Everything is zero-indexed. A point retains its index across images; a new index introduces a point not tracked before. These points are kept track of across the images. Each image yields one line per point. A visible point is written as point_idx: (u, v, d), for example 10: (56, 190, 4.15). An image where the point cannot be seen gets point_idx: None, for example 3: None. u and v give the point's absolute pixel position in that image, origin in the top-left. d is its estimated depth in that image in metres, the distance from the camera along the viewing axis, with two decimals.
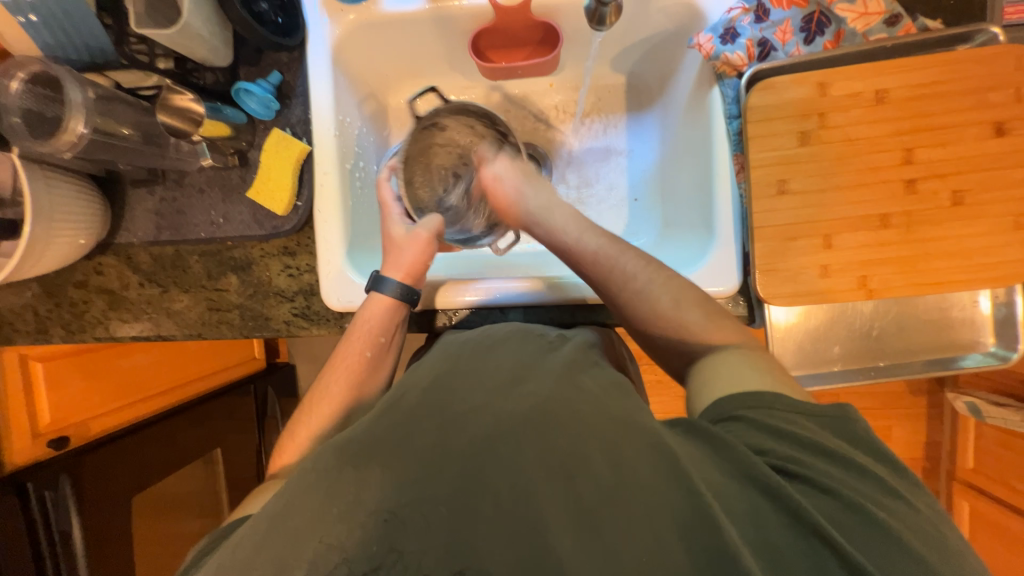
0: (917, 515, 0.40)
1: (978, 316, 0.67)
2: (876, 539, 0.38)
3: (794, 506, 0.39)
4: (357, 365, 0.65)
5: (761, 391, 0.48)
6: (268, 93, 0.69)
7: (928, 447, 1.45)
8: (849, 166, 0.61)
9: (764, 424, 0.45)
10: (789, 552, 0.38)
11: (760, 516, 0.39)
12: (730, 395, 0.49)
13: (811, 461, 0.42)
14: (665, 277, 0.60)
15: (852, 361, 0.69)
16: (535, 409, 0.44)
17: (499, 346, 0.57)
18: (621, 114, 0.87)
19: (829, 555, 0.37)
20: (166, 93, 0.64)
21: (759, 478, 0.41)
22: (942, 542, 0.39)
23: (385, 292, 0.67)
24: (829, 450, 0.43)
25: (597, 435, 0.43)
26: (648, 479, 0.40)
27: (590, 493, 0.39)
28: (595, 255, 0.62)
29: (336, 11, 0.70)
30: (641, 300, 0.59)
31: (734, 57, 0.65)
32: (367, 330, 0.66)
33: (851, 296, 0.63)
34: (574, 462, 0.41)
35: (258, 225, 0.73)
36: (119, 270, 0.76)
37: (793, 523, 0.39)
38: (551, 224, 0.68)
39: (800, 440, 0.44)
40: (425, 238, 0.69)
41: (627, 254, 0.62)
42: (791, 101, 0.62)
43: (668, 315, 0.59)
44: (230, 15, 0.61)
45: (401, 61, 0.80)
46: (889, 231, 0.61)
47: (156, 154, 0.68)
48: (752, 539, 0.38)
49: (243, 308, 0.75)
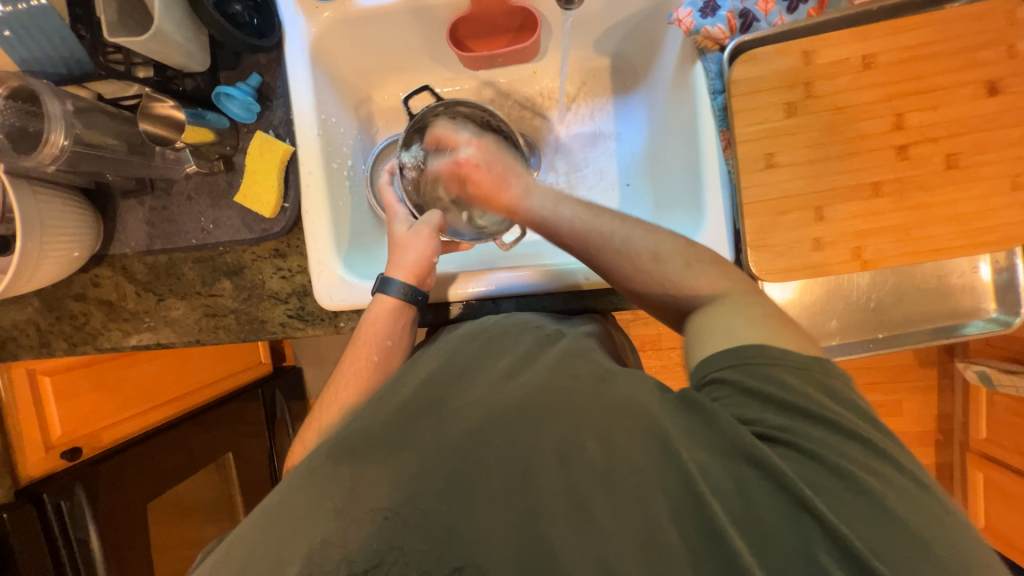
0: (908, 481, 0.39)
1: (978, 282, 0.66)
2: (864, 507, 0.37)
3: (780, 478, 0.37)
4: (363, 370, 0.61)
5: (745, 344, 0.45)
6: (248, 95, 0.69)
7: (940, 420, 1.44)
8: (838, 136, 0.60)
9: (745, 384, 0.43)
10: (776, 528, 0.36)
11: (747, 494, 0.38)
12: (715, 352, 0.46)
13: (808, 431, 0.40)
14: (645, 231, 0.55)
15: (851, 334, 0.68)
16: (528, 401, 0.44)
17: (497, 341, 0.55)
18: (607, 97, 0.86)
19: (815, 529, 0.36)
20: (146, 100, 0.64)
21: (746, 450, 0.39)
22: (933, 510, 0.37)
23: (392, 293, 0.66)
24: (815, 413, 0.41)
25: (591, 419, 0.42)
26: (642, 463, 0.39)
27: (585, 480, 0.39)
28: (570, 222, 0.58)
29: (311, 8, 0.70)
30: (624, 257, 0.54)
31: (715, 31, 0.63)
32: (372, 334, 0.63)
33: (847, 268, 0.62)
34: (567, 450, 0.40)
35: (247, 229, 0.73)
36: (116, 281, 0.77)
37: (783, 496, 0.37)
38: (528, 198, 0.64)
39: (782, 403, 0.42)
40: (429, 234, 0.69)
41: (606, 217, 0.57)
42: (775, 73, 0.60)
43: (652, 270, 0.53)
44: (202, 16, 0.60)
45: (380, 57, 0.79)
46: (882, 199, 0.60)
47: (141, 163, 0.68)
48: (738, 518, 0.37)
49: (238, 312, 0.76)
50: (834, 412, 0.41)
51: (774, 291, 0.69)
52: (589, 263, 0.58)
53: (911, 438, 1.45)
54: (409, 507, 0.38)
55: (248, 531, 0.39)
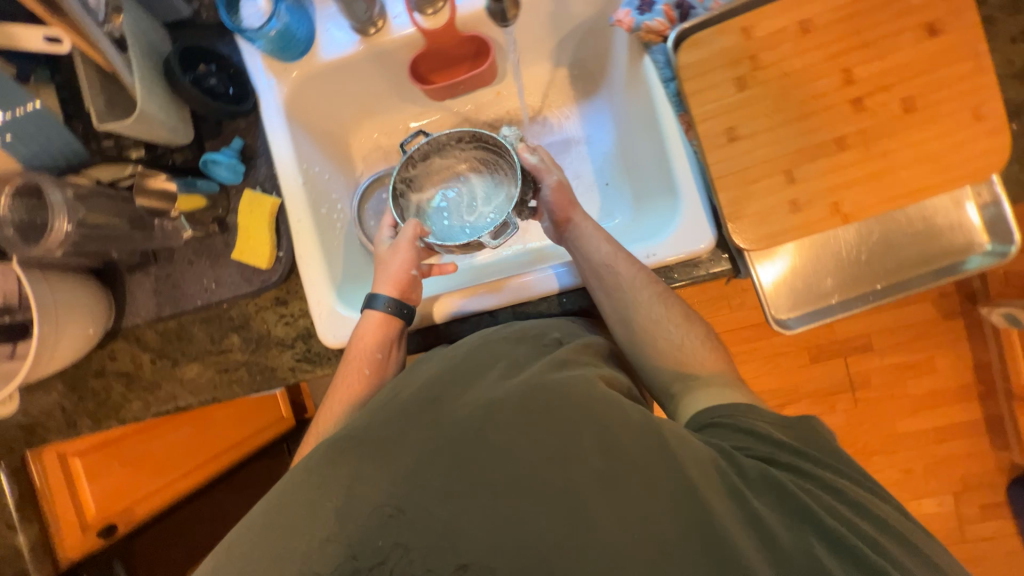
0: (889, 507, 0.44)
1: (966, 218, 0.66)
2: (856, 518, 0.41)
3: (781, 491, 0.41)
4: (355, 384, 0.64)
5: (739, 402, 0.53)
6: (233, 158, 0.73)
7: (978, 371, 1.39)
8: (792, 99, 0.62)
9: (741, 424, 0.49)
10: (783, 535, 0.39)
11: (754, 505, 0.40)
12: (719, 404, 0.52)
13: (799, 461, 0.45)
14: (632, 263, 0.65)
15: (849, 290, 0.68)
16: (527, 397, 0.45)
17: (491, 342, 0.56)
18: (571, 104, 0.89)
19: (813, 534, 0.39)
20: (141, 178, 0.69)
21: (750, 471, 0.43)
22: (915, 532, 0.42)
23: (378, 308, 0.67)
24: (804, 451, 0.47)
25: (585, 418, 0.43)
26: (640, 461, 0.41)
27: (582, 480, 0.40)
28: (590, 253, 0.67)
29: (280, 70, 0.73)
30: (617, 294, 0.64)
31: (654, 24, 0.66)
32: (362, 350, 0.65)
33: (828, 224, 0.62)
34: (563, 453, 0.41)
35: (248, 282, 0.76)
36: (131, 353, 0.81)
37: (784, 509, 0.41)
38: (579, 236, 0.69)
39: (768, 437, 0.48)
40: (406, 247, 0.70)
41: (609, 248, 0.66)
42: (719, 52, 0.63)
43: (639, 308, 0.63)
44: (183, 94, 0.66)
45: (352, 105, 0.84)
46: (848, 152, 0.61)
47: (144, 237, 0.72)
48: (746, 520, 0.39)
49: (249, 364, 0.78)
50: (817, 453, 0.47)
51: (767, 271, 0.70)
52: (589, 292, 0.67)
53: (950, 395, 1.40)
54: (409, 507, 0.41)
55: (248, 532, 0.42)
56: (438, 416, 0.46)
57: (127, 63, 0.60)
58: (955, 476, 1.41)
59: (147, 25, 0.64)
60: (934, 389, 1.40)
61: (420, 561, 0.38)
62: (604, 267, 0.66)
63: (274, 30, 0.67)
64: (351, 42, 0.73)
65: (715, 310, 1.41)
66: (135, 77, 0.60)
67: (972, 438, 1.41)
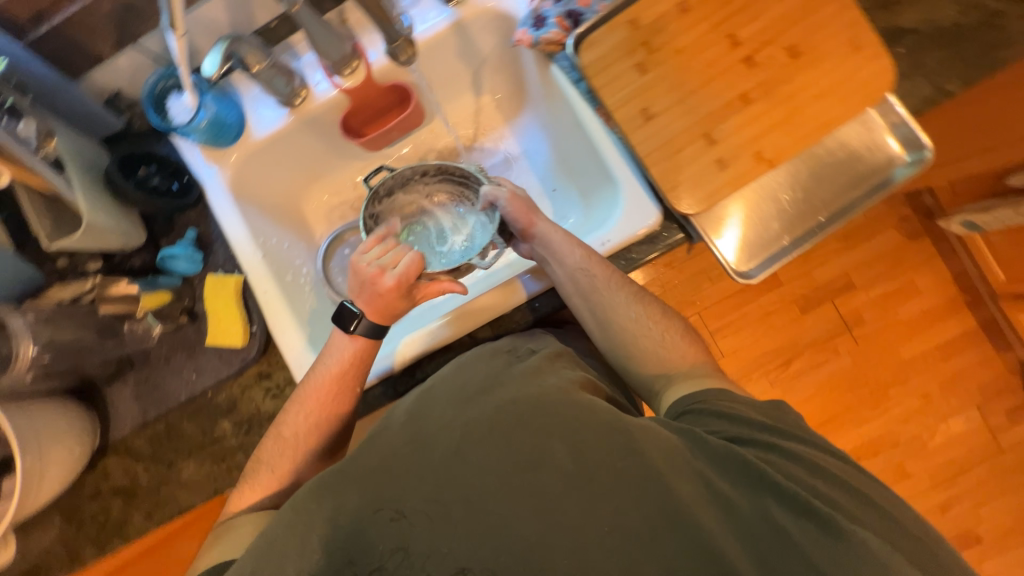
0: (852, 468, 0.48)
1: (879, 136, 0.70)
2: (813, 482, 0.46)
3: (741, 465, 0.47)
4: (330, 405, 0.66)
5: (710, 389, 0.57)
6: (190, 248, 0.76)
7: (959, 281, 1.42)
8: (691, 71, 0.66)
9: (714, 410, 0.53)
10: (741, 503, 0.45)
11: (716, 484, 0.46)
12: (695, 391, 0.57)
13: (765, 437, 0.50)
14: (607, 266, 0.67)
15: (797, 228, 0.71)
16: (500, 413, 0.50)
17: (468, 364, 0.59)
18: (502, 125, 0.93)
19: (770, 501, 0.44)
20: (102, 287, 0.71)
21: (719, 451, 0.48)
22: (867, 483, 0.48)
23: (354, 330, 0.65)
24: (770, 426, 0.51)
25: (558, 428, 0.48)
26: (611, 459, 0.45)
27: (555, 481, 0.45)
28: (565, 260, 0.67)
29: (218, 156, 0.76)
30: (597, 297, 0.66)
31: (551, 36, 0.71)
32: (339, 373, 0.66)
33: (756, 172, 0.66)
34: (537, 458, 0.46)
35: (227, 364, 0.76)
36: (125, 466, 0.79)
37: (744, 482, 0.46)
38: (551, 242, 0.69)
39: (737, 419, 0.52)
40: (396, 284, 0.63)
41: (580, 252, 0.67)
42: (614, 45, 0.68)
43: (616, 307, 0.66)
44: (130, 197, 0.69)
45: (297, 174, 0.87)
46: (754, 104, 0.66)
47: (116, 344, 0.73)
48: (708, 497, 0.45)
49: (245, 446, 0.77)
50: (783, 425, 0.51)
51: (730, 237, 0.72)
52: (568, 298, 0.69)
53: (941, 311, 1.43)
54: (412, 527, 0.44)
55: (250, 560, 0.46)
56: (424, 437, 0.49)
57: (66, 180, 0.62)
58: (972, 388, 1.42)
59: (81, 143, 0.67)
60: (924, 309, 1.43)
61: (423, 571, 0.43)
62: (579, 274, 0.66)
63: (204, 121, 0.70)
64: (280, 116, 0.77)
65: (699, 285, 1.43)
66: (76, 192, 0.62)
67: (975, 347, 1.42)
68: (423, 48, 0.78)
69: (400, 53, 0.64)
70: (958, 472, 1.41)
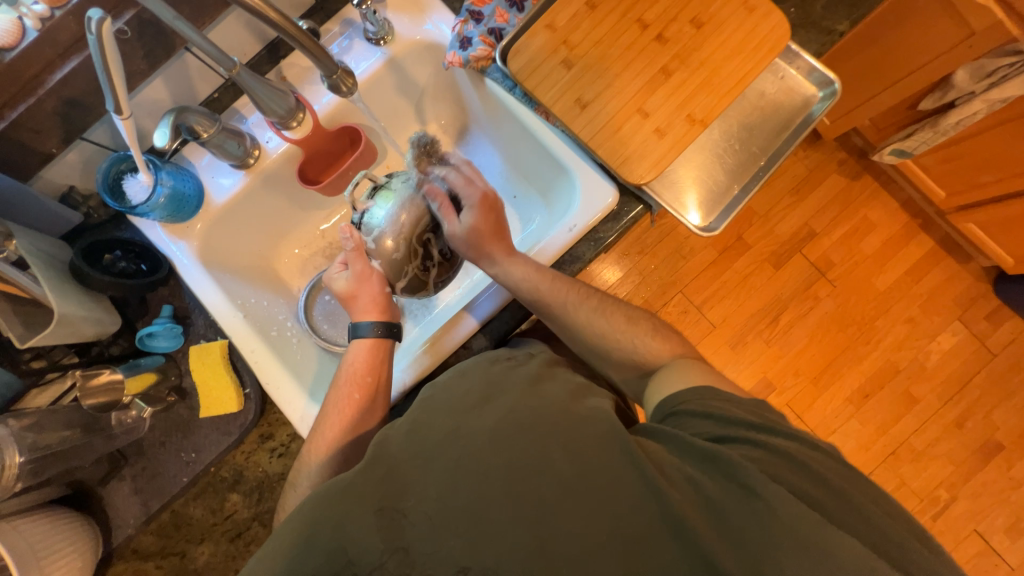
0: (847, 467, 0.47)
1: (792, 80, 0.77)
2: (807, 485, 0.45)
3: (729, 466, 0.45)
4: (350, 408, 0.64)
5: (700, 385, 0.55)
6: (168, 323, 0.74)
7: (906, 207, 1.51)
8: (612, 57, 0.72)
9: (698, 410, 0.53)
10: (730, 506, 0.43)
11: (702, 487, 0.45)
12: (685, 389, 0.56)
13: (756, 435, 0.48)
14: (573, 285, 0.68)
15: (743, 176, 0.77)
16: (503, 426, 0.48)
17: (465, 374, 0.57)
18: (453, 147, 0.98)
19: (760, 505, 0.43)
20: (83, 379, 0.67)
21: (706, 453, 0.47)
22: (864, 484, 0.47)
23: (367, 332, 0.69)
24: (758, 422, 0.50)
25: (556, 437, 0.47)
26: (612, 463, 0.45)
27: (552, 491, 0.44)
28: (527, 283, 0.67)
29: (183, 229, 0.76)
30: (573, 315, 0.67)
31: (478, 52, 0.76)
32: (356, 374, 0.66)
33: (692, 133, 0.71)
34: (536, 466, 0.45)
35: (226, 434, 0.74)
36: (134, 569, 0.76)
37: (733, 485, 0.44)
38: (514, 267, 0.68)
39: (727, 418, 0.51)
40: (367, 273, 0.72)
41: (548, 276, 0.68)
42: (538, 48, 0.73)
43: (592, 322, 0.67)
44: (98, 284, 0.68)
45: (263, 233, 0.88)
46: (675, 75, 0.71)
47: (105, 440, 0.70)
48: (695, 499, 0.44)
49: (259, 516, 0.77)
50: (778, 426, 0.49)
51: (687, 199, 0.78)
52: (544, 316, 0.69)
53: (898, 238, 1.51)
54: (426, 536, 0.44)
55: None
56: (435, 442, 0.48)
57: (32, 277, 0.62)
58: (949, 303, 1.48)
59: (40, 241, 0.67)
60: (883, 240, 1.50)
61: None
62: (529, 289, 0.67)
63: (162, 196, 0.70)
64: (237, 178, 0.79)
65: (674, 264, 1.48)
66: (44, 287, 0.62)
67: (939, 264, 1.50)
68: (363, 87, 0.82)
69: (341, 84, 0.68)
70: (962, 386, 1.45)
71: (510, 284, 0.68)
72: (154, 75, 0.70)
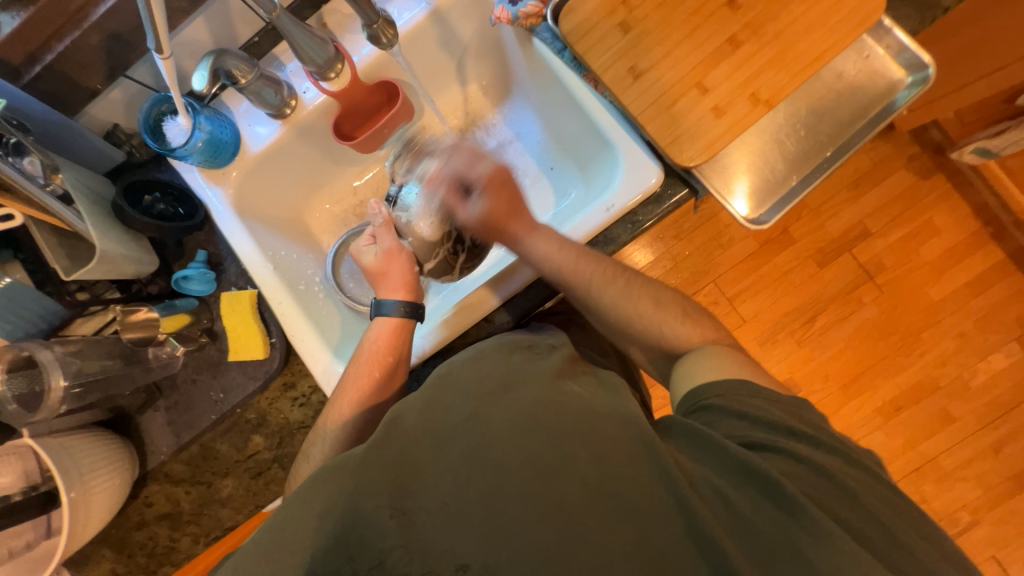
0: (883, 486, 0.46)
1: (878, 63, 0.68)
2: (845, 503, 0.44)
3: (766, 479, 0.44)
4: (368, 386, 0.65)
5: (737, 378, 0.54)
6: (202, 268, 0.76)
7: (980, 213, 1.38)
8: (675, 23, 0.65)
9: (732, 410, 0.51)
10: (763, 525, 0.42)
11: (736, 500, 0.44)
12: (719, 380, 0.54)
13: (790, 443, 0.48)
14: (596, 261, 0.65)
15: (803, 167, 0.70)
16: (528, 419, 0.47)
17: (488, 358, 0.55)
18: (492, 111, 0.93)
19: (797, 529, 0.42)
20: (123, 315, 0.71)
21: (741, 463, 0.45)
22: (901, 505, 0.45)
23: (390, 312, 0.69)
24: (792, 430, 0.49)
25: (580, 433, 0.46)
26: (637, 472, 0.44)
27: (574, 494, 0.43)
28: (544, 256, 0.65)
29: (219, 176, 0.77)
30: (600, 293, 0.64)
31: (529, 8, 0.72)
32: (376, 353, 0.67)
33: (755, 115, 0.64)
34: (557, 464, 0.44)
35: (253, 379, 0.77)
36: (166, 492, 0.80)
37: (770, 501, 0.43)
38: (533, 237, 0.66)
39: (759, 421, 0.50)
40: (396, 249, 0.73)
41: (569, 249, 0.64)
42: (594, 7, 0.67)
43: (621, 301, 0.64)
44: (136, 225, 0.69)
45: (297, 186, 0.88)
46: (744, 47, 0.64)
47: (142, 372, 0.74)
48: (727, 517, 0.43)
49: (280, 458, 0.81)
50: (812, 433, 0.49)
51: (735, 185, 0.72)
52: (565, 290, 0.66)
53: (964, 247, 1.38)
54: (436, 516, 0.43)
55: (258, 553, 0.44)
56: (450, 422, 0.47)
57: (77, 214, 0.64)
58: (1009, 323, 1.37)
59: (85, 177, 0.69)
60: (947, 247, 1.38)
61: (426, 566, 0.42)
62: (547, 263, 0.65)
63: (200, 140, 0.70)
64: (274, 128, 0.78)
65: (710, 253, 1.41)
66: (88, 224, 0.64)
67: (1006, 279, 1.37)
68: (405, 39, 0.78)
69: (381, 35, 0.65)
70: (1006, 411, 1.36)
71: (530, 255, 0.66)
72: (196, 15, 0.69)
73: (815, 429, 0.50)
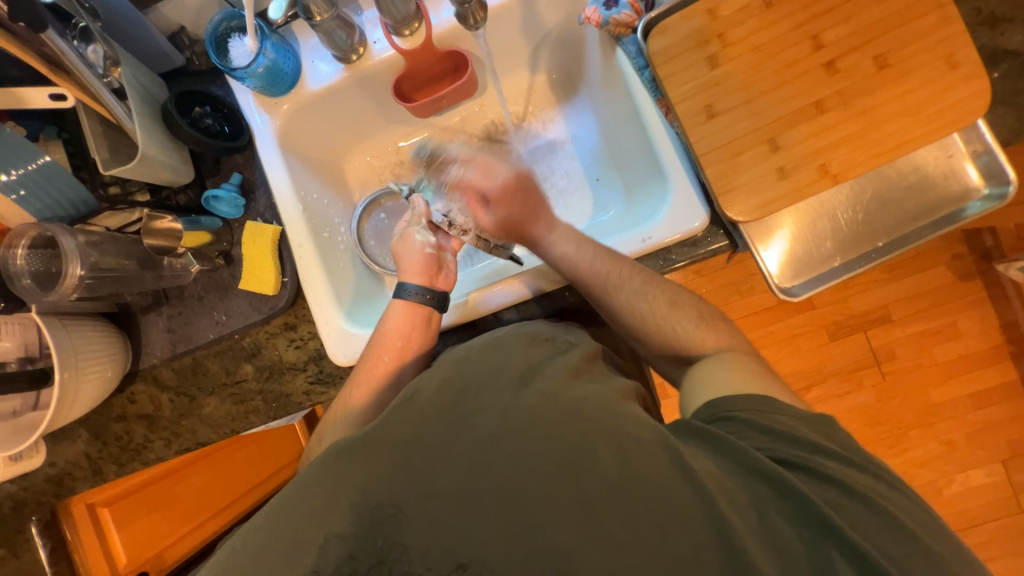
0: (931, 522, 0.43)
1: (957, 166, 0.66)
2: (883, 532, 0.41)
3: (793, 496, 0.42)
4: (374, 367, 0.67)
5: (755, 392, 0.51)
6: (233, 193, 0.76)
7: (1007, 329, 1.34)
8: (766, 71, 0.63)
9: (757, 423, 0.48)
10: (791, 546, 0.40)
11: (765, 517, 0.42)
12: (740, 394, 0.51)
13: (816, 458, 0.45)
14: (623, 265, 0.64)
15: (850, 251, 0.69)
16: (546, 413, 0.46)
17: (506, 346, 0.55)
18: (553, 108, 0.91)
19: (828, 551, 0.40)
20: (148, 220, 0.71)
21: (762, 474, 0.43)
22: (945, 536, 0.42)
23: (407, 297, 0.69)
24: (821, 446, 0.46)
25: (600, 431, 0.45)
26: (664, 481, 0.42)
27: (599, 489, 0.42)
28: (562, 253, 0.66)
29: (271, 105, 0.77)
30: (637, 303, 0.62)
31: (622, 17, 0.69)
32: (387, 338, 0.67)
33: (819, 186, 0.62)
34: (580, 459, 0.43)
35: (257, 311, 0.77)
36: (150, 393, 0.82)
37: (795, 520, 0.41)
38: (551, 236, 0.67)
39: (787, 436, 0.47)
40: (410, 237, 0.73)
41: (590, 249, 0.65)
42: (688, 33, 0.65)
43: (662, 317, 0.62)
44: (181, 135, 0.69)
45: (343, 131, 0.87)
46: (828, 114, 0.62)
47: (154, 277, 0.74)
48: (755, 531, 0.41)
49: (264, 393, 0.79)
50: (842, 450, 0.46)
51: (776, 248, 0.71)
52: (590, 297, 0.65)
53: (979, 358, 1.36)
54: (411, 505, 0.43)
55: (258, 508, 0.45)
56: (441, 416, 0.47)
57: (127, 111, 0.64)
58: (1000, 443, 1.35)
59: (141, 74, 0.68)
60: (962, 353, 1.36)
61: (400, 556, 0.42)
62: (569, 264, 0.65)
63: (261, 66, 0.70)
64: (335, 71, 0.77)
65: (726, 297, 1.40)
66: (135, 123, 0.64)
67: (1012, 401, 1.35)
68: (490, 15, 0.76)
69: (471, 16, 0.66)
70: (969, 527, 1.36)
71: (552, 255, 0.67)
72: None
73: (846, 446, 0.47)
